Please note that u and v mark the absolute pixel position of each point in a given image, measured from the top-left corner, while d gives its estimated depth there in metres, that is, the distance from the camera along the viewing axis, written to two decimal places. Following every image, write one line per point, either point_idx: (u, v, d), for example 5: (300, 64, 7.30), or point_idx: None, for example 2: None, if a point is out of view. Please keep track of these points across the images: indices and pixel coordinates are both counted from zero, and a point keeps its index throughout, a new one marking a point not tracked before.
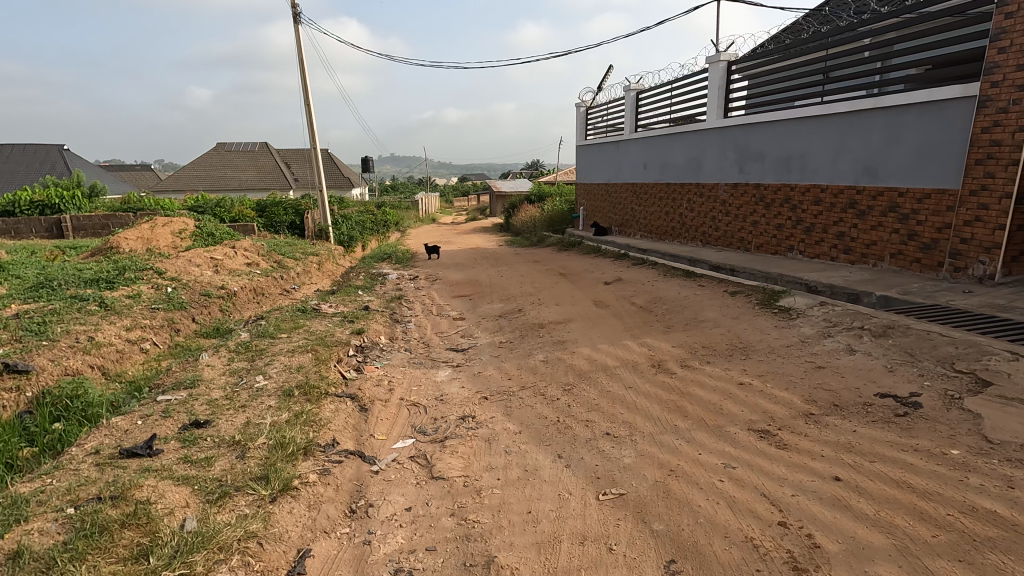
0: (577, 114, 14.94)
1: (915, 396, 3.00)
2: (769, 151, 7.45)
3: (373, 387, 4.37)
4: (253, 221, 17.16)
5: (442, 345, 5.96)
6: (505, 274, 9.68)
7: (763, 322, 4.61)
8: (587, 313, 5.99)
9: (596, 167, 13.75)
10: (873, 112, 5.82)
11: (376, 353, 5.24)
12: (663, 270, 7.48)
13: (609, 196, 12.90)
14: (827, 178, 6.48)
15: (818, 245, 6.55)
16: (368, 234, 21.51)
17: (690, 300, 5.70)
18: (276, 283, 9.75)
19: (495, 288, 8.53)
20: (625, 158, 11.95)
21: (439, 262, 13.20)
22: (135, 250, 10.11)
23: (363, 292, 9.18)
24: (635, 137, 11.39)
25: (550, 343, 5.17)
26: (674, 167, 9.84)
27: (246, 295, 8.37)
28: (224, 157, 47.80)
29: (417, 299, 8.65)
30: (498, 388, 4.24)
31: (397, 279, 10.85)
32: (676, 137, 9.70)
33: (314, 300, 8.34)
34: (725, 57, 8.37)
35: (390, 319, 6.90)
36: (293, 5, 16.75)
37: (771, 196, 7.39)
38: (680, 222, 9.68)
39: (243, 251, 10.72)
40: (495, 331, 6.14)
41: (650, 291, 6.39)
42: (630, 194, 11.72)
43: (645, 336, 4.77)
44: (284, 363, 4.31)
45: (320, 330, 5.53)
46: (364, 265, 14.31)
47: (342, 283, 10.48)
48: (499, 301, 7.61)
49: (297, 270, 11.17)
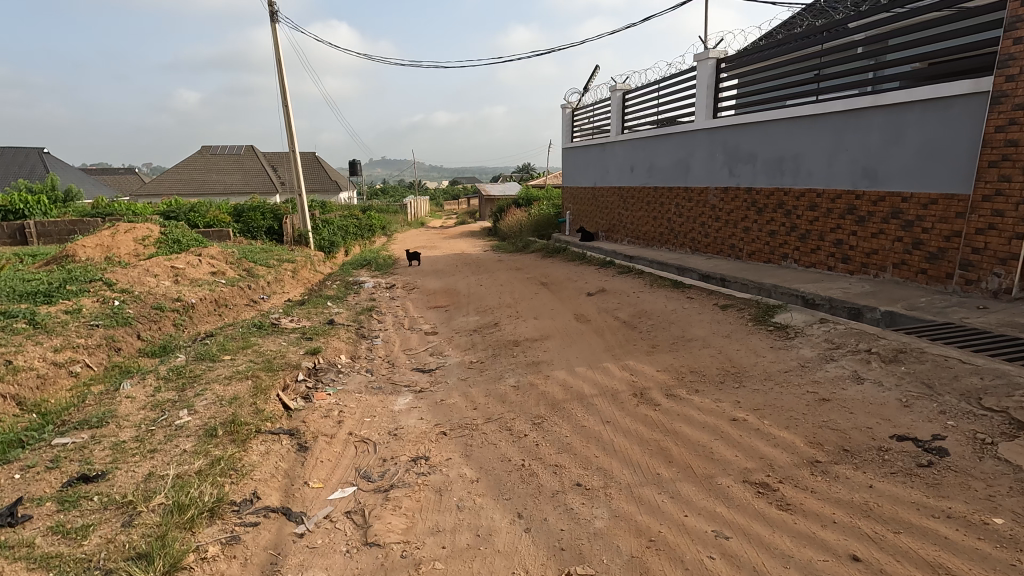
0: (563, 115, 14.51)
1: (938, 440, 2.54)
2: (760, 153, 7.02)
3: (319, 420, 3.85)
4: (229, 226, 16.54)
5: (408, 364, 5.46)
6: (485, 283, 9.19)
7: (757, 342, 4.15)
8: (566, 329, 5.50)
9: (582, 170, 13.31)
10: (872, 110, 5.40)
11: (331, 377, 4.71)
12: (650, 279, 7.02)
13: (596, 200, 12.46)
14: (822, 181, 6.05)
15: (814, 253, 6.11)
16: (350, 239, 20.93)
17: (677, 314, 5.24)
18: (242, 293, 9.19)
19: (472, 299, 8.03)
20: (612, 160, 11.51)
21: (420, 269, 12.69)
22: (92, 258, 9.51)
23: (334, 303, 8.64)
24: (621, 139, 10.95)
25: (523, 364, 4.68)
26: (662, 170, 9.41)
27: (205, 307, 7.81)
28: (208, 161, 46.96)
29: (390, 310, 8.13)
30: (460, 421, 3.74)
31: (373, 288, 10.33)
32: (663, 139, 9.27)
33: (278, 313, 7.79)
34: (714, 54, 7.95)
35: (356, 334, 6.38)
36: (270, 4, 16.21)
37: (763, 201, 6.96)
38: (668, 228, 9.24)
39: (209, 259, 10.16)
40: (467, 349, 5.64)
41: (635, 304, 5.92)
42: (617, 198, 11.28)
43: (628, 358, 4.30)
44: (216, 393, 3.78)
45: (271, 350, 5.00)
46: (342, 272, 13.75)
47: (315, 293, 9.93)
48: (475, 314, 7.12)
49: (267, 279, 10.61)
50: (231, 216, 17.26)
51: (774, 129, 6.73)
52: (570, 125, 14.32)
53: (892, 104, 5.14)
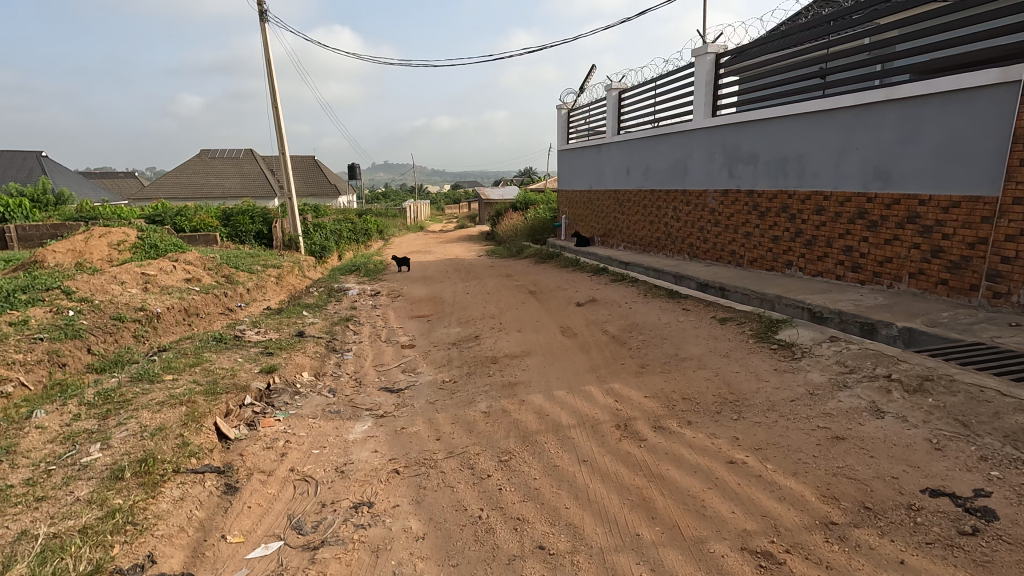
0: (558, 116, 14.08)
1: (982, 497, 2.07)
2: (762, 153, 6.55)
3: (259, 453, 3.37)
4: (216, 230, 16.10)
5: (376, 382, 4.99)
6: (472, 291, 8.72)
7: (759, 363, 3.67)
8: (549, 344, 5.03)
9: (578, 173, 12.86)
10: (885, 105, 4.94)
11: (284, 399, 4.24)
12: (643, 289, 6.54)
13: (591, 204, 12.00)
14: (829, 183, 5.58)
15: (821, 260, 5.64)
16: (344, 244, 20.49)
17: (671, 329, 4.76)
18: (216, 301, 8.73)
19: (456, 308, 7.56)
20: (607, 162, 11.06)
21: (409, 275, 12.22)
22: (61, 264, 9.06)
23: (311, 312, 8.18)
24: (617, 140, 10.50)
25: (498, 385, 4.21)
26: (659, 173, 8.95)
27: (172, 317, 7.36)
28: (206, 164, 46.67)
29: (369, 320, 7.66)
30: (417, 455, 3.26)
31: (356, 296, 9.87)
32: (660, 139, 8.81)
33: (249, 323, 7.32)
34: (713, 49, 7.50)
35: (325, 348, 5.91)
36: (259, 3, 15.83)
37: (765, 204, 6.49)
38: (665, 233, 8.77)
39: (185, 265, 9.70)
40: (441, 366, 5.17)
41: (626, 316, 5.45)
42: (613, 202, 10.82)
43: (613, 380, 3.82)
44: (140, 422, 3.31)
45: (222, 369, 4.54)
46: (330, 278, 13.29)
47: (295, 300, 9.47)
48: (456, 325, 6.64)
49: (247, 286, 10.16)
50: (219, 220, 16.83)
51: (777, 127, 6.27)
52: (565, 126, 13.89)
53: (907, 98, 4.69)
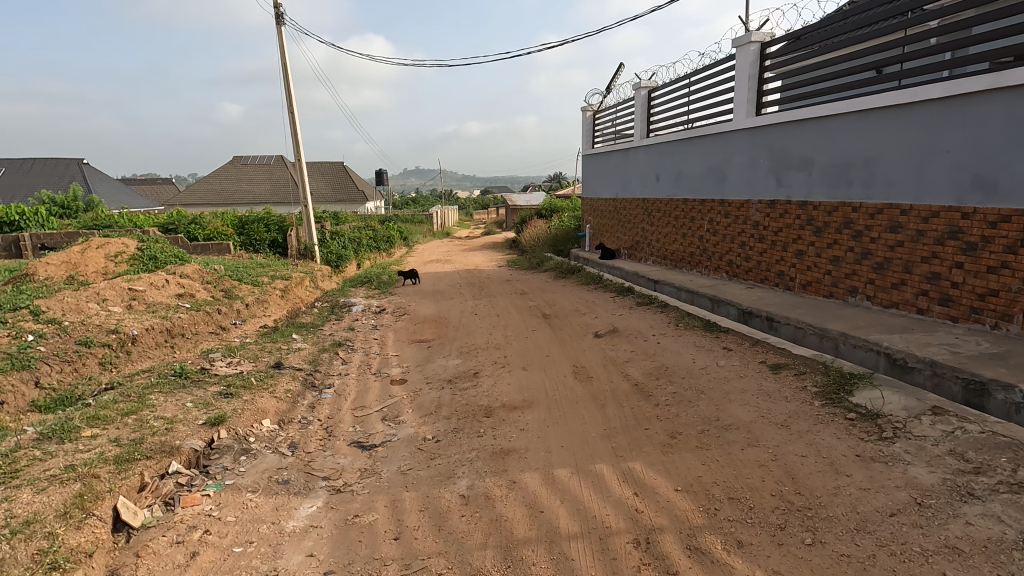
0: (583, 119, 13.17)
1: None
2: (818, 156, 5.52)
3: (161, 552, 2.57)
4: (230, 239, 15.68)
5: (349, 433, 4.16)
6: (482, 311, 7.88)
7: (833, 443, 2.71)
8: (557, 391, 4.12)
9: (603, 180, 11.91)
10: (986, 96, 3.90)
11: (225, 462, 3.44)
12: (674, 317, 5.57)
13: (617, 214, 11.03)
14: (907, 194, 4.54)
15: (898, 289, 4.60)
16: (363, 252, 19.94)
17: (709, 378, 3.80)
18: (207, 319, 8.10)
19: (461, 334, 6.71)
20: (635, 168, 10.09)
21: (420, 289, 11.47)
22: (51, 278, 8.60)
23: (304, 334, 7.44)
24: (646, 144, 9.53)
25: (487, 452, 3.32)
26: (692, 180, 7.96)
27: (150, 339, 6.72)
28: (237, 171, 47.26)
29: (365, 345, 6.87)
30: (362, 569, 2.40)
31: (360, 313, 9.14)
32: (693, 142, 7.83)
33: (231, 348, 6.61)
34: (757, 38, 6.50)
35: (302, 383, 5.12)
36: (276, 6, 15.42)
37: (822, 218, 5.47)
38: (700, 248, 7.77)
39: (181, 278, 9.15)
40: (428, 412, 4.31)
41: (653, 356, 4.49)
42: (640, 212, 9.85)
43: (634, 459, 2.90)
44: (7, 510, 2.54)
45: (160, 419, 3.78)
46: (340, 291, 12.65)
47: (294, 318, 8.77)
48: (456, 357, 5.78)
49: (246, 301, 9.52)
50: (234, 229, 16.42)
51: (836, 126, 5.25)
52: (590, 130, 12.97)
53: (1019, 86, 3.66)
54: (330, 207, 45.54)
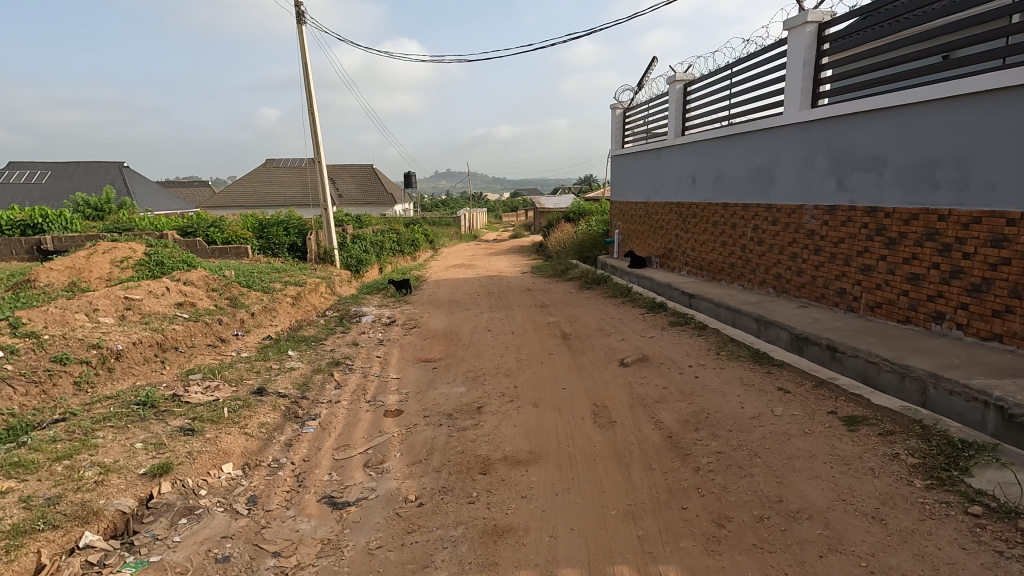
0: (613, 118, 12.35)
1: None
2: (890, 154, 4.63)
3: None
4: (248, 243, 15.52)
5: (322, 484, 3.49)
6: (496, 326, 7.17)
7: (957, 557, 1.91)
8: (572, 440, 3.37)
9: (633, 182, 11.08)
10: None
11: (157, 529, 2.81)
12: (715, 343, 4.75)
13: (648, 219, 10.19)
14: (1015, 200, 3.64)
15: (1002, 318, 3.70)
16: (385, 256, 19.48)
17: (764, 434, 2.99)
18: (205, 331, 7.62)
19: (471, 354, 6.01)
20: (668, 169, 9.24)
21: (437, 297, 10.85)
22: (52, 285, 8.28)
23: (304, 349, 6.86)
24: (681, 143, 8.67)
25: (476, 531, 2.59)
26: (733, 182, 7.09)
27: (136, 354, 6.23)
28: (269, 173, 47.86)
29: (365, 364, 6.23)
30: None
31: (368, 324, 8.55)
32: (736, 140, 6.97)
33: (220, 366, 6.06)
34: (815, 17, 5.62)
35: (282, 415, 4.49)
36: (298, 5, 15.08)
37: (895, 227, 4.58)
38: (743, 259, 6.90)
39: (184, 286, 8.73)
40: (417, 459, 3.61)
41: (690, 396, 3.70)
42: (674, 217, 8.99)
43: (669, 562, 2.14)
44: None
45: (95, 467, 3.17)
46: (355, 298, 12.14)
47: (298, 330, 8.24)
48: (461, 384, 5.08)
49: (252, 310, 9.11)
50: (253, 232, 16.14)
51: (915, 117, 4.36)
52: (620, 129, 12.14)
53: None
54: (358, 209, 45.65)
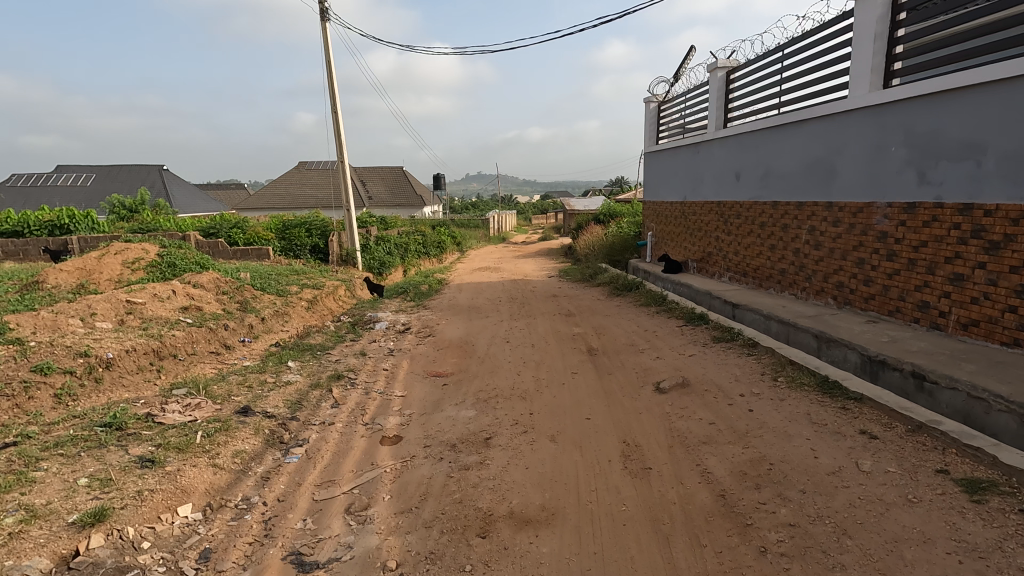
0: (647, 112, 11.56)
1: None
2: (991, 140, 3.81)
3: None
4: (270, 244, 15.28)
5: (293, 534, 2.91)
6: (516, 336, 6.53)
7: None
8: (596, 493, 2.69)
9: (668, 180, 10.27)
10: None
11: None
12: (770, 365, 3.99)
13: (685, 220, 9.38)
14: None
15: None
16: (409, 258, 19.05)
17: (851, 502, 2.26)
18: (209, 337, 7.21)
19: (484, 370, 5.37)
20: (708, 165, 8.43)
21: (457, 302, 10.28)
22: (59, 286, 8.02)
23: (308, 359, 6.34)
24: (723, 136, 7.87)
25: None
26: (785, 178, 6.29)
27: (128, 363, 5.80)
28: (301, 176, 48.40)
29: (370, 378, 5.66)
30: None
31: (381, 332, 8.02)
32: (789, 129, 6.17)
33: (214, 378, 5.58)
34: None
35: (265, 440, 3.94)
36: (322, 2, 14.79)
37: (998, 229, 3.76)
38: (796, 265, 6.09)
39: (192, 289, 8.38)
40: (408, 506, 2.99)
41: (744, 438, 2.97)
42: (715, 218, 8.19)
43: None
44: None
45: (20, 511, 2.66)
46: (373, 302, 11.68)
47: (306, 337, 7.75)
48: (470, 407, 4.43)
49: (263, 314, 8.69)
50: (275, 233, 15.89)
51: None
52: (654, 124, 11.33)
53: None
54: (388, 211, 45.71)
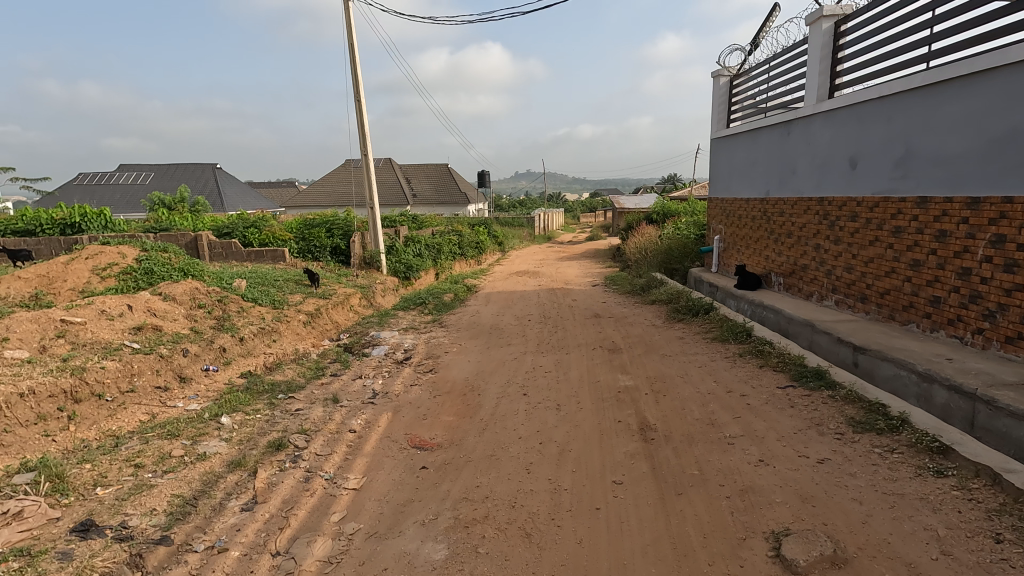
0: (715, 88, 9.46)
1: None
2: None
3: None
4: (286, 245, 14.06)
5: None
6: (538, 382, 4.75)
7: None
8: None
9: (744, 172, 8.20)
10: None
11: None
12: (1007, 521, 2.04)
13: (768, 223, 7.30)
14: None
15: None
16: (441, 260, 17.52)
17: None
18: (156, 368, 5.78)
19: (481, 450, 3.59)
20: (806, 147, 6.34)
21: (479, 320, 8.59)
22: (6, 298, 6.84)
23: (258, 409, 4.76)
24: (831, 109, 5.79)
25: None
26: (946, 160, 4.20)
27: (20, 412, 4.39)
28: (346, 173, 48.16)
29: (323, 448, 3.99)
30: None
31: (375, 362, 6.43)
32: (954, 87, 4.11)
33: (115, 440, 4.08)
34: None
35: None
36: None
37: None
38: (965, 293, 4.02)
39: (158, 303, 7.04)
40: None
41: None
42: (814, 220, 6.12)
43: None
44: None
45: None
46: (387, 314, 10.18)
47: (280, 367, 6.21)
48: (438, 537, 2.67)
49: (242, 334, 7.27)
50: (294, 234, 14.68)
51: None
52: (725, 104, 9.21)
53: None
54: (431, 209, 44.74)
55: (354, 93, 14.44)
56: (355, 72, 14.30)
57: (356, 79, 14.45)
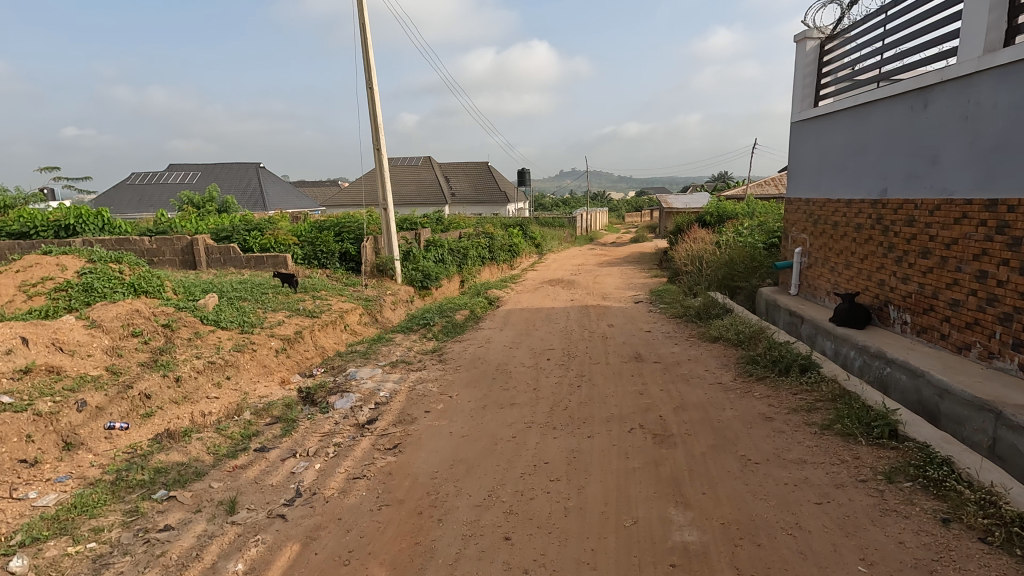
0: (798, 57, 7.29)
1: None
2: None
3: None
4: (290, 251, 12.68)
5: None
6: (535, 504, 2.90)
7: None
8: None
9: (841, 165, 6.08)
10: None
11: None
12: None
13: (884, 235, 5.21)
14: None
15: None
16: (466, 266, 15.84)
17: None
18: (25, 432, 4.24)
19: None
20: (957, 125, 4.24)
21: (487, 353, 6.80)
22: None
23: (103, 527, 3.10)
24: (1011, 63, 3.71)
25: None
26: None
27: None
28: None
29: None
30: None
31: (331, 423, 4.75)
32: None
33: None
34: None
35: None
36: None
37: None
38: None
39: (73, 334, 5.56)
40: None
41: None
42: (976, 236, 4.04)
43: None
44: None
45: None
46: (385, 337, 8.55)
47: (192, 434, 4.30)
48: None
49: (178, 373, 5.71)
50: (300, 238, 13.23)
51: None
52: (815, 74, 7.04)
53: None
54: (469, 209, 43.35)
55: (367, 79, 12.74)
56: (368, 55, 12.58)
57: (369, 63, 12.74)
